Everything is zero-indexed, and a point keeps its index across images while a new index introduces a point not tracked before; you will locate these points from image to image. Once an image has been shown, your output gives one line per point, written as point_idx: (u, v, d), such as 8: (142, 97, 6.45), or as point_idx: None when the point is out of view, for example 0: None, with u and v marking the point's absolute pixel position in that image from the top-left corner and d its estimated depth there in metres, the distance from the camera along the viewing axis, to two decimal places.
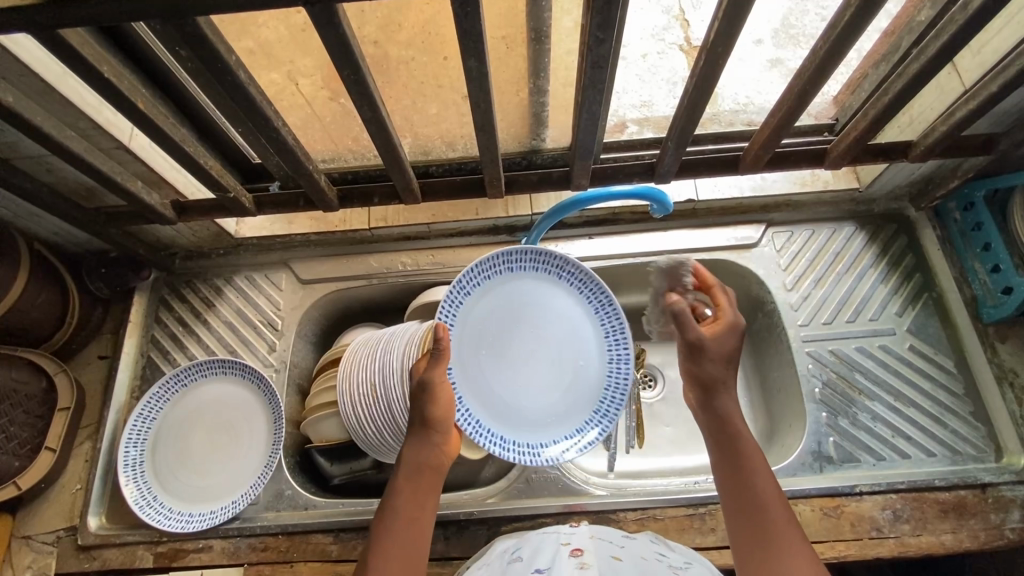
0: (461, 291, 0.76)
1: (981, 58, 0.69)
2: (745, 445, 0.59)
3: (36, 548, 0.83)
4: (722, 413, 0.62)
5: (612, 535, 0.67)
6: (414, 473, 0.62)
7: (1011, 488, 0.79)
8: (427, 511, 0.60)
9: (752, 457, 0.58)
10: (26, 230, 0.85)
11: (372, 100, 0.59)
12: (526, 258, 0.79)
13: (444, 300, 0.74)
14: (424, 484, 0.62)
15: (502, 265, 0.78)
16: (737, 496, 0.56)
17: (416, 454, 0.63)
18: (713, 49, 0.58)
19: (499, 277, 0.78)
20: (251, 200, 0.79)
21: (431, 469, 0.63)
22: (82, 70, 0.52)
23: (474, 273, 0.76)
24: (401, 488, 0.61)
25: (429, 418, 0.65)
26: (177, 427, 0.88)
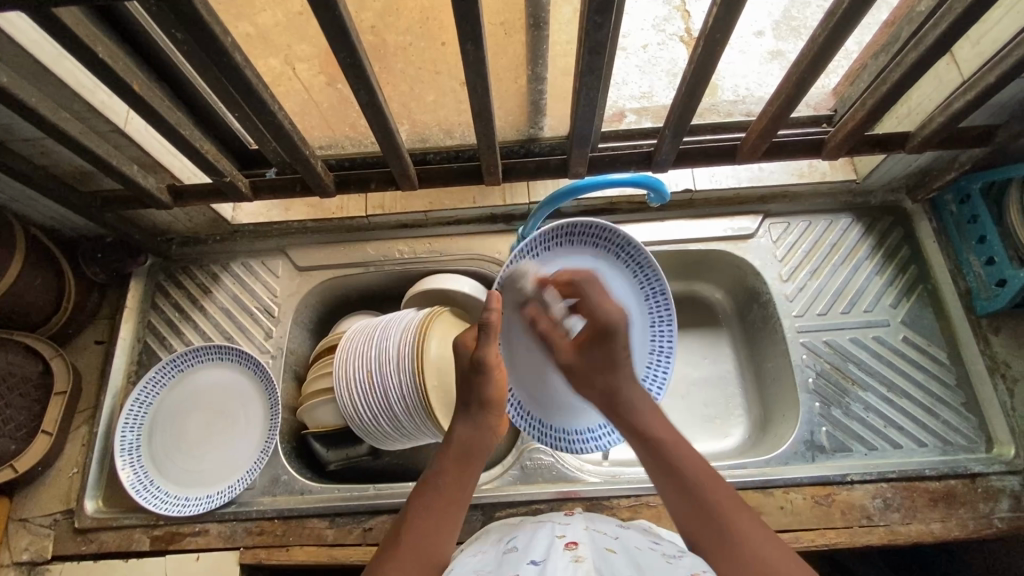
0: (517, 263, 0.76)
1: (980, 49, 0.69)
2: (660, 431, 0.67)
3: (33, 531, 0.84)
4: (638, 421, 0.69)
5: (606, 525, 0.67)
6: (461, 453, 0.67)
7: (1000, 478, 0.80)
8: (466, 490, 0.65)
9: (667, 438, 0.66)
10: (22, 213, 0.85)
11: (369, 84, 0.59)
12: (568, 231, 0.78)
13: (505, 268, 0.75)
14: (468, 466, 0.66)
15: (553, 237, 0.78)
16: (677, 488, 0.62)
17: (465, 435, 0.68)
18: (711, 35, 0.57)
19: (556, 250, 0.79)
20: (248, 185, 0.79)
21: (478, 452, 0.67)
22: (77, 50, 0.52)
23: (538, 243, 0.77)
24: (447, 469, 0.65)
25: (485, 399, 0.68)
26: (175, 412, 0.88)
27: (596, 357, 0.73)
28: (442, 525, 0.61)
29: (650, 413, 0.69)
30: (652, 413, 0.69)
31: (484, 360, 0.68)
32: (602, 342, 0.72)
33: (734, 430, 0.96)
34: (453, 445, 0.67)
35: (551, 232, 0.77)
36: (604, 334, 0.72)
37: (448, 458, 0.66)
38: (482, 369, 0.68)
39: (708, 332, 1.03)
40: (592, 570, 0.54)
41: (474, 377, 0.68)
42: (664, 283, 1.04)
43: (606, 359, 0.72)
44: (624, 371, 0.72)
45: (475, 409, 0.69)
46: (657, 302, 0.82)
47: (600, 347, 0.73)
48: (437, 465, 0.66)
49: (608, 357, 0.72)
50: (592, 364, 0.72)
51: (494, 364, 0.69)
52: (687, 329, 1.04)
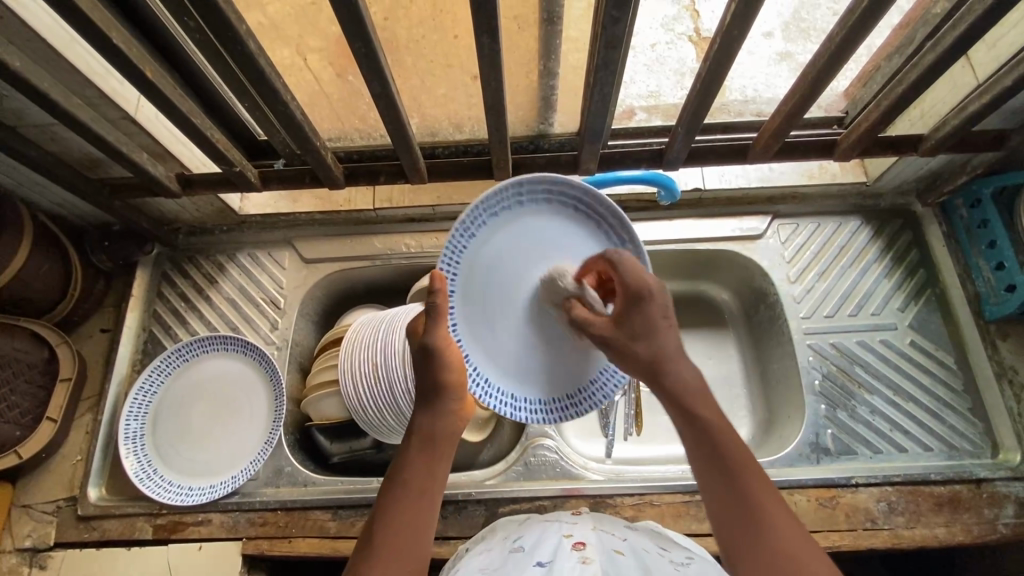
0: (466, 236, 0.64)
1: (996, 52, 0.69)
2: (706, 408, 0.56)
3: (36, 518, 0.84)
4: (682, 394, 0.56)
5: (613, 526, 0.67)
6: (426, 444, 0.60)
7: (1006, 484, 0.80)
8: (437, 481, 0.59)
9: (713, 420, 0.55)
10: (30, 200, 0.85)
11: (382, 75, 0.58)
12: (544, 190, 0.66)
13: (448, 245, 0.63)
14: (436, 457, 0.60)
15: (512, 199, 0.65)
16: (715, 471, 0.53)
17: (427, 425, 0.61)
18: (728, 31, 0.56)
19: (506, 214, 0.66)
20: (257, 175, 0.79)
21: (443, 437, 0.61)
22: (90, 35, 0.52)
23: (483, 210, 0.64)
24: (413, 459, 0.59)
25: (441, 383, 0.61)
26: (178, 401, 0.88)
27: (634, 324, 0.58)
28: (413, 527, 0.55)
29: (701, 392, 0.56)
30: (703, 396, 0.56)
31: (432, 345, 0.60)
32: (637, 307, 0.58)
33: (739, 431, 0.95)
34: (415, 433, 0.60)
35: (495, 194, 0.63)
36: (642, 297, 0.58)
37: (412, 448, 0.60)
38: (434, 355, 0.60)
39: (714, 332, 1.03)
40: (600, 572, 0.54)
41: (431, 364, 0.60)
42: (670, 282, 1.04)
43: (650, 317, 0.58)
44: (669, 331, 0.59)
45: (433, 398, 0.61)
46: (626, 251, 0.69)
47: (632, 311, 0.58)
48: (402, 455, 0.60)
49: (651, 316, 0.58)
50: (632, 333, 0.58)
51: (446, 347, 0.60)
52: (692, 329, 1.04)
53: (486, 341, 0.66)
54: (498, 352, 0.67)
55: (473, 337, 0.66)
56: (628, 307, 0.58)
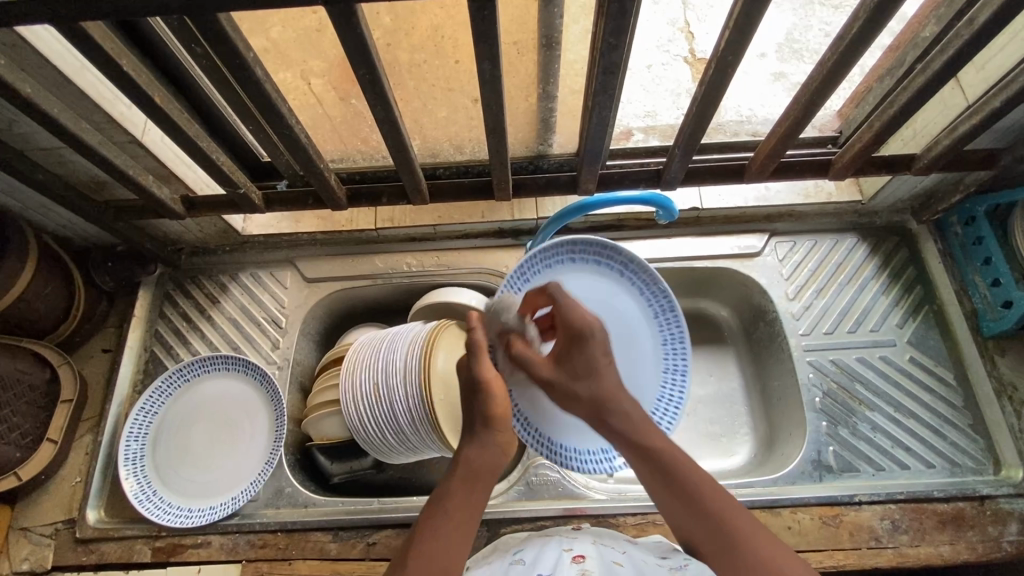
0: (523, 278, 0.78)
1: (985, 74, 0.70)
2: (654, 439, 0.62)
3: (33, 540, 0.83)
4: (629, 434, 0.62)
5: (614, 539, 0.68)
6: (464, 475, 0.62)
7: (1009, 501, 0.79)
8: (474, 517, 0.60)
9: (660, 447, 0.61)
10: (36, 222, 0.86)
11: (386, 100, 0.60)
12: (592, 254, 0.78)
13: (506, 281, 0.77)
14: (478, 488, 0.61)
15: (561, 256, 0.78)
16: (680, 501, 0.59)
17: (467, 456, 0.63)
18: (722, 58, 0.58)
19: (557, 268, 0.78)
20: (260, 197, 0.80)
21: (486, 472, 0.62)
22: (102, 63, 0.53)
23: (536, 261, 0.78)
24: (454, 490, 0.61)
25: (491, 416, 0.63)
26: (179, 422, 0.88)
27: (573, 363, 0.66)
28: (446, 552, 0.57)
29: (643, 425, 0.63)
30: (645, 428, 0.63)
31: (480, 379, 0.63)
32: (574, 344, 0.66)
33: (740, 449, 0.95)
34: (461, 464, 0.62)
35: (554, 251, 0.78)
36: (581, 337, 0.65)
37: (454, 479, 0.62)
38: (481, 387, 0.63)
39: (714, 349, 1.03)
40: None
41: (478, 394, 0.63)
42: None
43: (590, 355, 0.65)
44: (609, 366, 0.66)
45: (480, 428, 0.64)
46: (653, 295, 0.79)
47: (575, 350, 0.66)
48: (445, 486, 0.62)
49: (592, 359, 0.65)
50: (573, 373, 0.65)
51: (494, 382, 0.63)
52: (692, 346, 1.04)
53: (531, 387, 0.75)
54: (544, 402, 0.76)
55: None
56: (568, 351, 0.66)
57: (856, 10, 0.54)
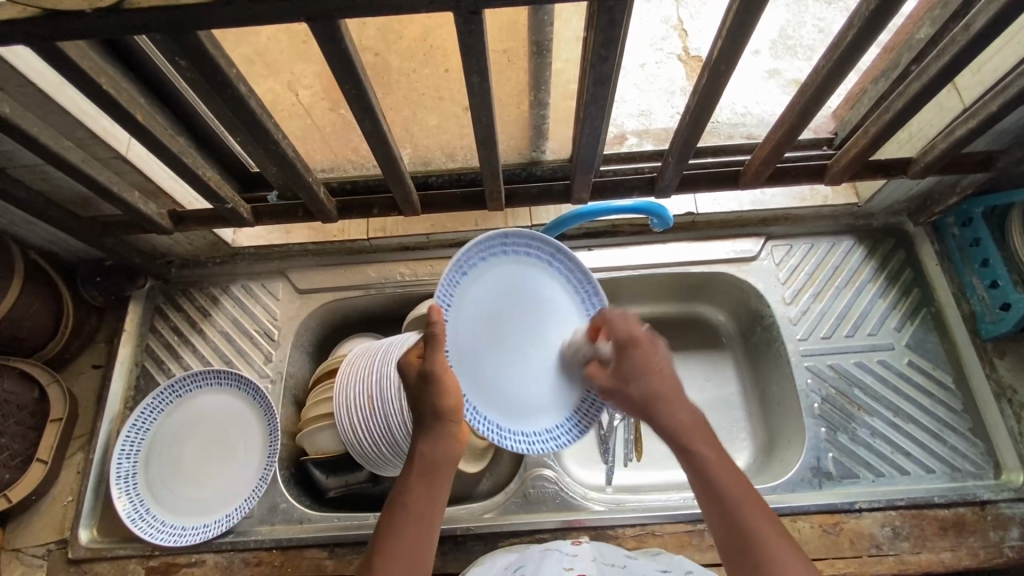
0: (461, 272, 0.65)
1: (981, 77, 0.69)
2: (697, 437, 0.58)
3: (26, 561, 0.82)
4: (673, 434, 0.59)
5: (614, 554, 0.66)
6: (425, 470, 0.60)
7: (1010, 506, 0.79)
8: (436, 509, 0.59)
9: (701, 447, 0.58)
10: (21, 238, 0.84)
11: (373, 113, 0.58)
12: (525, 241, 0.71)
13: (443, 281, 0.63)
14: (437, 480, 0.60)
15: (496, 245, 0.69)
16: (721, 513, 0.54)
17: (424, 450, 0.61)
18: (716, 67, 0.57)
19: (493, 259, 0.69)
20: (249, 210, 0.78)
21: (443, 464, 0.61)
22: (81, 82, 0.52)
23: (474, 253, 0.67)
24: (412, 485, 0.59)
25: (441, 409, 0.60)
26: (172, 438, 0.87)
27: (624, 369, 0.64)
28: (413, 551, 0.56)
29: (694, 425, 0.59)
30: (688, 423, 0.59)
31: (430, 371, 0.59)
32: (627, 357, 0.64)
33: (739, 455, 0.94)
34: (415, 459, 0.60)
35: (484, 242, 0.67)
36: (629, 350, 0.64)
37: (410, 475, 0.60)
38: (432, 379, 0.59)
39: (711, 354, 1.03)
40: None
41: (426, 388, 0.60)
42: (666, 304, 1.03)
43: (642, 365, 0.63)
44: (665, 373, 0.62)
45: (432, 421, 0.61)
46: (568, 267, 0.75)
47: (624, 361, 0.64)
48: (401, 482, 0.60)
49: (636, 366, 0.63)
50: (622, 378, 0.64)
51: (445, 372, 0.60)
52: (689, 351, 1.03)
53: (475, 382, 0.66)
54: (490, 391, 0.67)
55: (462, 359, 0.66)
56: (619, 359, 0.65)
57: (851, 17, 0.53)
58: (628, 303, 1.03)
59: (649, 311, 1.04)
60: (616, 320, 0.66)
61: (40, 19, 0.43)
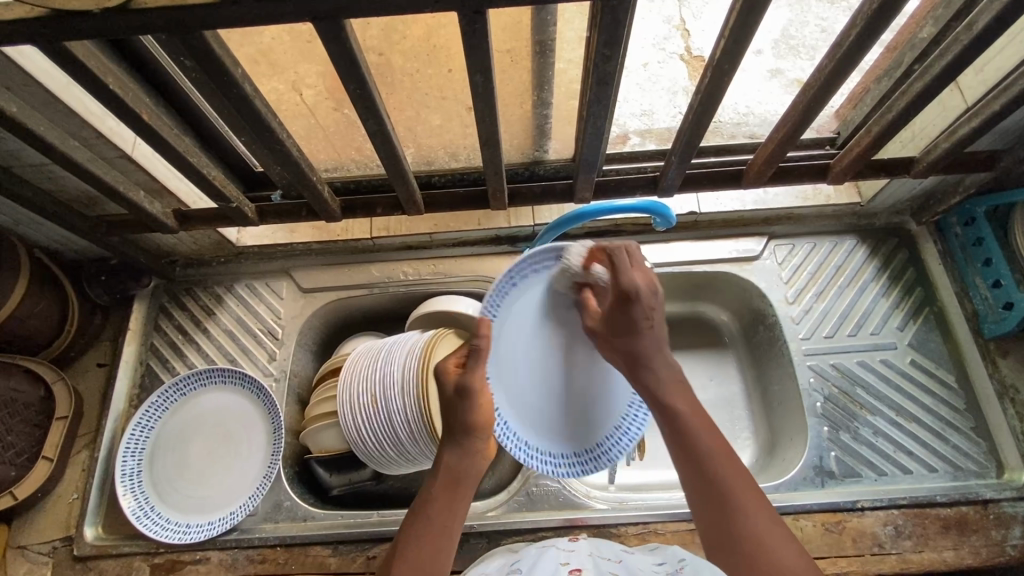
0: (511, 284, 0.69)
1: (984, 76, 0.69)
2: (677, 399, 0.65)
3: (32, 558, 0.83)
4: (656, 390, 0.65)
5: (611, 550, 0.66)
6: (449, 481, 0.63)
7: (1012, 505, 0.79)
8: (456, 522, 0.61)
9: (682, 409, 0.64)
10: (27, 237, 0.85)
11: (377, 113, 0.59)
12: (573, 257, 0.71)
13: (492, 292, 0.68)
14: (459, 493, 0.62)
15: (551, 261, 0.70)
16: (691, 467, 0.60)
17: (450, 460, 0.64)
18: (719, 66, 0.57)
19: (544, 274, 0.71)
20: (253, 209, 0.79)
21: (466, 478, 0.64)
22: (88, 81, 0.52)
23: (526, 265, 0.69)
24: (436, 498, 0.62)
25: (471, 424, 0.64)
26: (177, 436, 0.87)
27: (617, 321, 0.66)
28: (432, 557, 0.57)
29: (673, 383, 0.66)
30: (671, 385, 0.66)
31: (466, 386, 0.63)
32: (617, 312, 0.65)
33: (741, 454, 0.95)
34: (442, 470, 0.63)
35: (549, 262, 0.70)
36: (631, 300, 0.65)
37: (436, 486, 0.63)
38: (468, 394, 0.63)
39: (713, 353, 1.03)
40: None
41: (460, 403, 0.64)
42: (668, 304, 1.04)
43: (633, 322, 0.65)
44: (650, 331, 0.66)
45: (461, 435, 0.64)
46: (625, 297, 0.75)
47: (622, 311, 0.65)
48: (426, 493, 0.63)
49: (636, 316, 0.65)
50: (615, 330, 0.66)
51: (478, 389, 0.64)
52: (692, 350, 1.03)
53: (509, 397, 0.72)
54: (522, 408, 0.73)
55: (504, 372, 0.72)
56: (613, 308, 0.66)
57: (854, 16, 0.53)
58: None
59: None
60: (624, 261, 0.67)
61: (48, 19, 0.44)
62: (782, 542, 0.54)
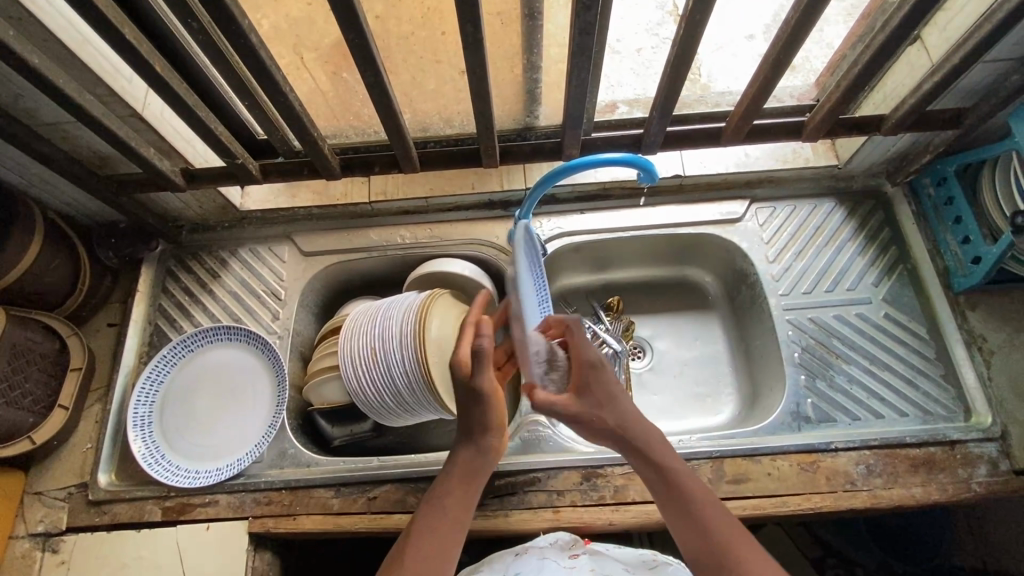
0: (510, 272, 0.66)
1: (946, 34, 0.73)
2: (666, 457, 0.68)
3: (48, 503, 0.87)
4: (644, 444, 0.69)
5: (612, 569, 0.73)
6: (461, 475, 0.69)
7: (978, 445, 0.83)
8: (469, 514, 0.67)
9: (674, 471, 0.67)
10: (41, 199, 0.89)
11: (374, 63, 0.63)
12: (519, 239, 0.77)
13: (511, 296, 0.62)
14: (471, 487, 0.69)
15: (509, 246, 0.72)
16: (691, 527, 0.64)
17: (464, 456, 0.70)
18: (693, 17, 0.61)
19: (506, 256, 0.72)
20: (257, 167, 0.83)
21: (480, 475, 0.70)
22: (105, 30, 0.56)
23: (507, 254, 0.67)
24: (451, 490, 0.68)
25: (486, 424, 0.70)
26: (184, 389, 0.92)
27: (596, 391, 0.70)
28: (442, 545, 0.64)
29: (657, 444, 0.69)
30: (662, 447, 0.69)
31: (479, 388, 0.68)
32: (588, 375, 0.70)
33: (725, 408, 0.99)
34: (456, 467, 0.70)
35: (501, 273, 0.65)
36: (596, 368, 0.70)
37: (450, 478, 0.69)
38: (480, 397, 0.68)
39: (699, 314, 1.07)
40: None
41: (477, 409, 0.70)
42: (656, 267, 1.08)
43: (607, 385, 0.70)
44: (627, 398, 0.71)
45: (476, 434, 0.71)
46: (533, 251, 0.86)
47: (593, 382, 0.70)
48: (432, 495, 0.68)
49: (608, 384, 0.70)
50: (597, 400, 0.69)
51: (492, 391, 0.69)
52: (678, 312, 1.08)
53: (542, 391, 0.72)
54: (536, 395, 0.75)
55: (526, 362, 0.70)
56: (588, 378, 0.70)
57: None
58: (619, 266, 1.08)
59: (640, 273, 1.08)
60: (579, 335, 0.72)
61: None
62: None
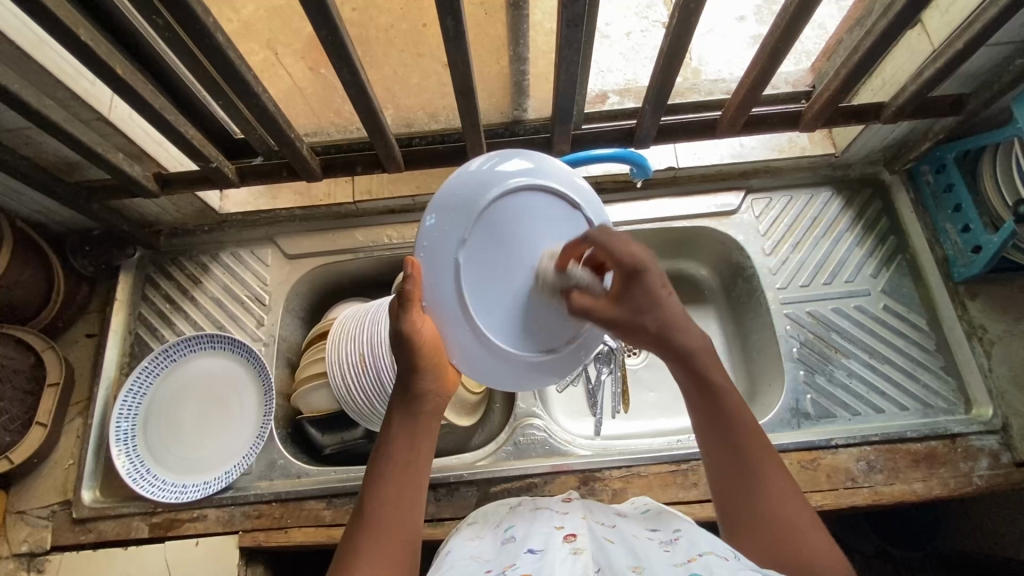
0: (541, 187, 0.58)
1: (948, 17, 0.70)
2: (716, 374, 0.58)
3: (31, 523, 0.84)
4: (694, 352, 0.58)
5: (603, 514, 0.57)
6: (408, 424, 0.59)
7: (978, 438, 0.82)
8: (422, 465, 0.58)
9: (721, 386, 0.57)
10: (9, 208, 0.85)
11: (350, 61, 0.60)
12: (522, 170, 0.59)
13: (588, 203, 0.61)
14: (420, 433, 0.59)
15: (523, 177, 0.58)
16: (726, 447, 0.56)
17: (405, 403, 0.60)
18: (686, 6, 0.58)
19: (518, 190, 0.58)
20: (234, 171, 0.79)
21: (428, 414, 0.60)
22: (59, 33, 0.53)
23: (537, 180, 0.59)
24: (397, 444, 0.58)
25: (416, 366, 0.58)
26: (166, 401, 0.89)
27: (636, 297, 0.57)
28: (398, 516, 0.54)
29: (707, 356, 0.58)
30: (712, 358, 0.58)
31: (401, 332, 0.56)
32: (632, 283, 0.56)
33: None
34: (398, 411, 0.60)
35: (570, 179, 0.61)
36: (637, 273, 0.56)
37: (395, 426, 0.59)
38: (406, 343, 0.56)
39: (696, 308, 1.05)
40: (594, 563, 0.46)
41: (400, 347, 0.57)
42: None
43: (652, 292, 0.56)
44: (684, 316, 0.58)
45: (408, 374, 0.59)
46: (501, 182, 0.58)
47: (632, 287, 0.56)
48: (386, 435, 0.59)
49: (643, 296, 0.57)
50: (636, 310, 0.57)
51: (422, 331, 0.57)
52: None
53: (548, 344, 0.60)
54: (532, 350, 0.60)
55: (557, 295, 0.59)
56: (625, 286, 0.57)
57: None
58: None
59: None
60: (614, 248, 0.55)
61: None
62: (809, 526, 0.51)
